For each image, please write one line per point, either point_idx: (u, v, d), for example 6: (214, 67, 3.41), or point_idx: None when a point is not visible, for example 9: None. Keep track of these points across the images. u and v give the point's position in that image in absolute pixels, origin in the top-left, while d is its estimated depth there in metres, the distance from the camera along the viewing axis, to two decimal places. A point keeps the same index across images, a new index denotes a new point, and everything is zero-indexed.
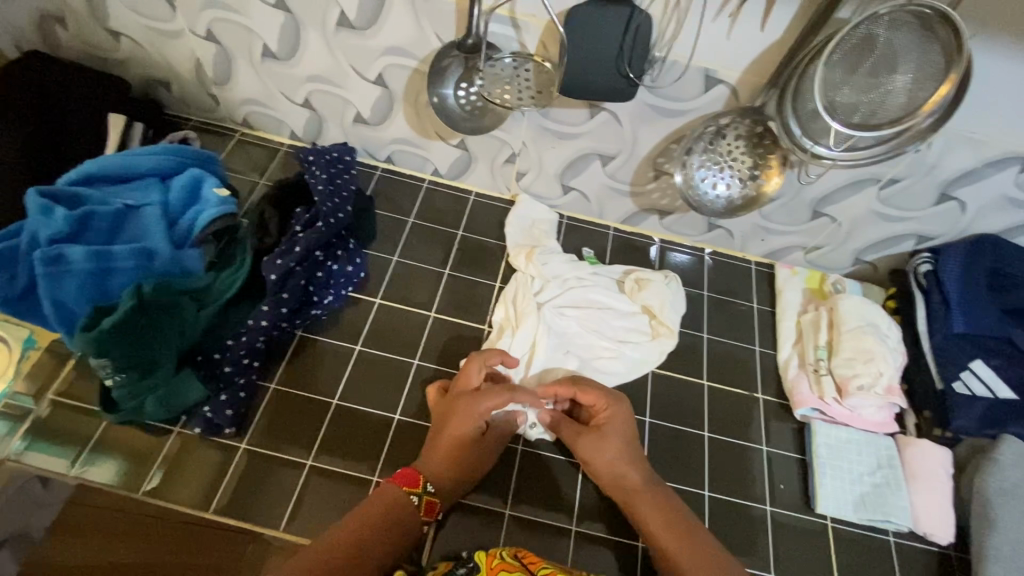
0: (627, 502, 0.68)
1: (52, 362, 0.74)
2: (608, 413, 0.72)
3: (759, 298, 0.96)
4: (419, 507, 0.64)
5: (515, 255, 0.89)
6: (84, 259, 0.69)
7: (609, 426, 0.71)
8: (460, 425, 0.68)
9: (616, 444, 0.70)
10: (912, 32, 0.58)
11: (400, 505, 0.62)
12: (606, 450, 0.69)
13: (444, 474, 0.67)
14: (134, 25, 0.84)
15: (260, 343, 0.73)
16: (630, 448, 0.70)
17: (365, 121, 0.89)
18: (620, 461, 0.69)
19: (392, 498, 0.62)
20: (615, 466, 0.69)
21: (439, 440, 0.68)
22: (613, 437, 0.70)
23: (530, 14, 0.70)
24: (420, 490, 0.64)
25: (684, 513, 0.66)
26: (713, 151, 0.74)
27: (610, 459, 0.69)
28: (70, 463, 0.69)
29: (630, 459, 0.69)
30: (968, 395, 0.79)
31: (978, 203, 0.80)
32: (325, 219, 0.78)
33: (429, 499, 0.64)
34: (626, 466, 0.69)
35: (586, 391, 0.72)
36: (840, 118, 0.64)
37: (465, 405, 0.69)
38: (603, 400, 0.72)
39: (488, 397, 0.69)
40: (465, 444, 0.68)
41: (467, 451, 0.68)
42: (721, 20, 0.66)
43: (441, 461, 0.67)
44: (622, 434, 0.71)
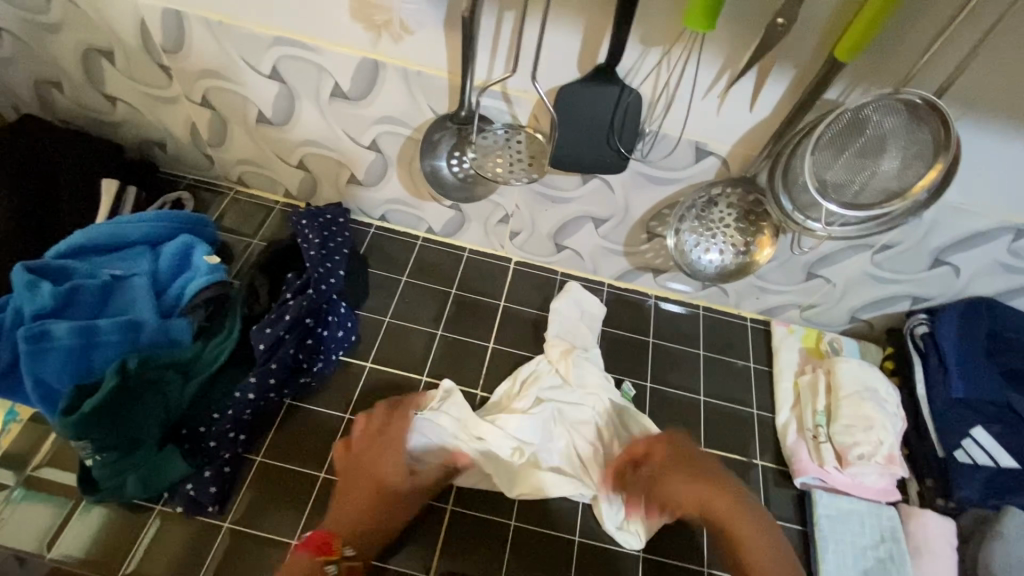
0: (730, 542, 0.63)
1: (32, 434, 0.72)
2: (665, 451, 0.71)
3: (755, 356, 0.94)
4: (336, 573, 0.62)
5: (552, 342, 0.85)
6: (68, 334, 0.67)
7: (672, 456, 0.71)
8: (381, 462, 0.70)
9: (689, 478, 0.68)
10: (901, 117, 0.58)
11: (315, 574, 0.60)
12: (684, 487, 0.67)
13: (363, 526, 0.66)
14: (129, 90, 0.84)
15: (246, 415, 0.71)
16: (701, 474, 0.68)
17: (359, 182, 0.89)
18: (693, 490, 0.67)
19: (304, 565, 0.60)
20: (699, 495, 0.66)
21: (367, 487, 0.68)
22: (681, 471, 0.69)
23: (521, 90, 0.69)
24: (336, 559, 0.62)
25: (764, 529, 0.64)
26: (705, 219, 0.75)
27: (689, 490, 0.67)
28: (44, 546, 0.65)
29: (707, 483, 0.67)
30: (969, 465, 0.78)
31: (973, 268, 0.80)
32: (316, 286, 0.78)
33: (347, 565, 0.63)
34: (709, 489, 0.67)
35: (648, 444, 0.73)
36: (833, 199, 0.64)
37: (387, 449, 0.71)
38: (659, 444, 0.72)
39: (399, 444, 0.71)
40: (383, 494, 0.68)
41: (383, 501, 0.68)
42: (710, 99, 0.65)
43: (354, 513, 0.67)
44: (689, 465, 0.69)
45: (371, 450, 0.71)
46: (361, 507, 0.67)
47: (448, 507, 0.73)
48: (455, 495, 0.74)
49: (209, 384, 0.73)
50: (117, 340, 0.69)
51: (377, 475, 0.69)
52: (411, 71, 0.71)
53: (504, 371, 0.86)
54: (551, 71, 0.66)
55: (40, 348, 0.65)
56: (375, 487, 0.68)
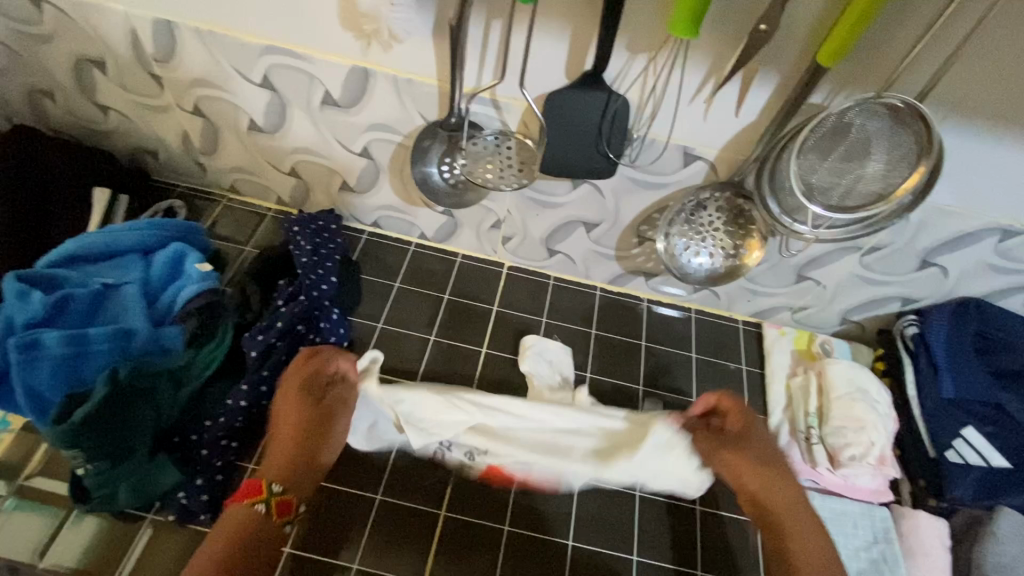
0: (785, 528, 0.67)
1: (22, 445, 0.72)
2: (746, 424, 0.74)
3: (748, 359, 0.95)
4: (268, 512, 0.60)
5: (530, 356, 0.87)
6: (59, 344, 0.66)
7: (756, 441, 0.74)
8: (292, 407, 0.68)
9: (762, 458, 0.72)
10: (883, 121, 0.59)
11: (247, 517, 0.59)
12: (767, 473, 0.71)
13: (286, 464, 0.64)
14: (121, 99, 0.84)
15: (239, 422, 0.71)
16: (769, 456, 0.72)
17: (351, 189, 0.89)
18: (779, 481, 0.71)
19: (240, 514, 0.59)
20: (774, 487, 0.70)
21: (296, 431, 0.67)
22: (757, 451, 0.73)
23: (510, 97, 0.70)
24: (264, 495, 0.60)
25: (806, 512, 0.69)
26: (694, 223, 0.75)
27: (761, 477, 0.71)
28: (33, 556, 0.65)
29: (779, 472, 0.71)
30: (961, 465, 0.78)
31: (961, 269, 0.81)
32: (308, 292, 0.78)
33: (279, 500, 0.61)
34: (785, 484, 0.70)
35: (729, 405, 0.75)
36: (819, 201, 0.64)
37: (295, 395, 0.69)
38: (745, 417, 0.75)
39: (298, 389, 0.69)
40: (305, 430, 0.67)
41: (293, 443, 0.66)
42: (697, 104, 0.66)
43: (283, 454, 0.65)
44: (766, 454, 0.73)
45: (289, 398, 0.69)
46: (290, 448, 0.66)
47: (441, 512, 0.73)
48: (449, 500, 0.74)
49: (201, 392, 0.72)
50: (109, 348, 0.69)
51: (291, 420, 0.67)
52: (400, 79, 0.71)
53: (497, 376, 0.86)
54: (540, 77, 0.67)
55: (30, 357, 0.65)
56: (302, 426, 0.67)
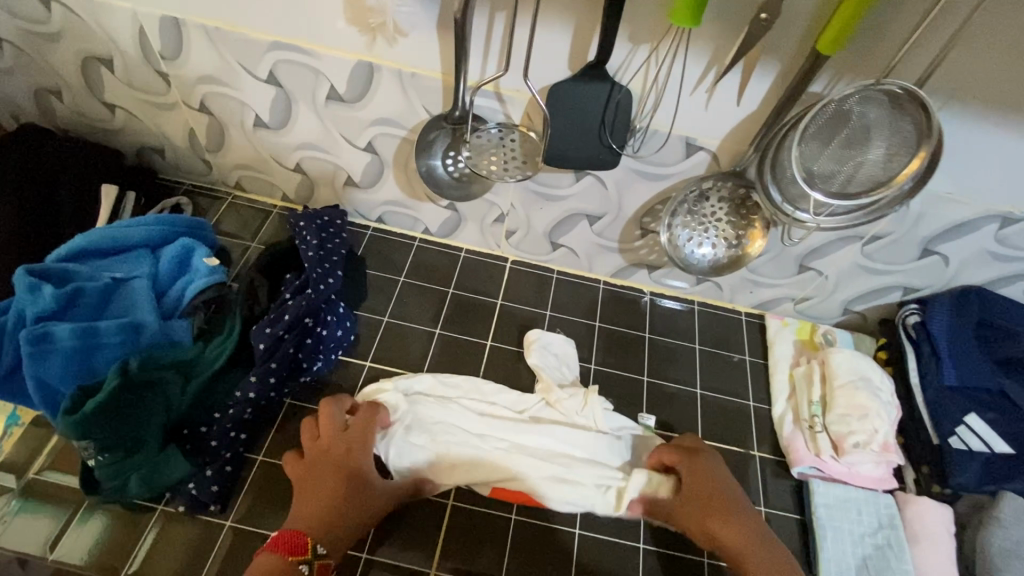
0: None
1: (33, 438, 0.73)
2: (685, 474, 0.71)
3: (751, 350, 0.96)
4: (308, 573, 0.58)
5: (535, 350, 0.87)
6: (70, 336, 0.67)
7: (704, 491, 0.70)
8: (336, 459, 0.67)
9: (710, 511, 0.68)
10: (882, 108, 0.59)
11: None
12: (714, 519, 0.68)
13: (320, 521, 0.63)
14: (128, 97, 0.85)
15: (247, 414, 0.71)
16: (724, 504, 0.69)
17: (356, 184, 0.90)
18: (727, 526, 0.67)
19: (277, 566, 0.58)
20: (728, 536, 0.67)
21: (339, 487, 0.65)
22: (702, 498, 0.69)
23: (514, 90, 0.71)
24: (308, 556, 0.59)
25: (769, 547, 0.66)
26: (697, 214, 0.76)
27: (715, 526, 0.67)
28: (46, 547, 0.66)
29: (727, 520, 0.67)
30: (964, 451, 0.79)
31: (961, 257, 0.81)
32: (315, 285, 0.78)
33: (320, 562, 0.60)
34: (737, 529, 0.67)
35: (666, 451, 0.73)
36: (820, 187, 0.65)
37: (340, 446, 0.68)
38: (678, 459, 0.72)
39: (344, 440, 0.69)
40: (348, 482, 0.66)
41: (342, 495, 0.65)
42: (698, 94, 0.67)
43: (319, 505, 0.64)
44: (711, 494, 0.70)
45: (329, 450, 0.68)
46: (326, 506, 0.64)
47: (449, 503, 0.74)
48: (456, 490, 0.75)
49: (210, 384, 0.73)
50: (119, 341, 0.69)
51: (336, 468, 0.66)
52: (405, 73, 0.72)
53: (502, 368, 0.87)
54: (543, 70, 0.67)
55: (42, 350, 0.66)
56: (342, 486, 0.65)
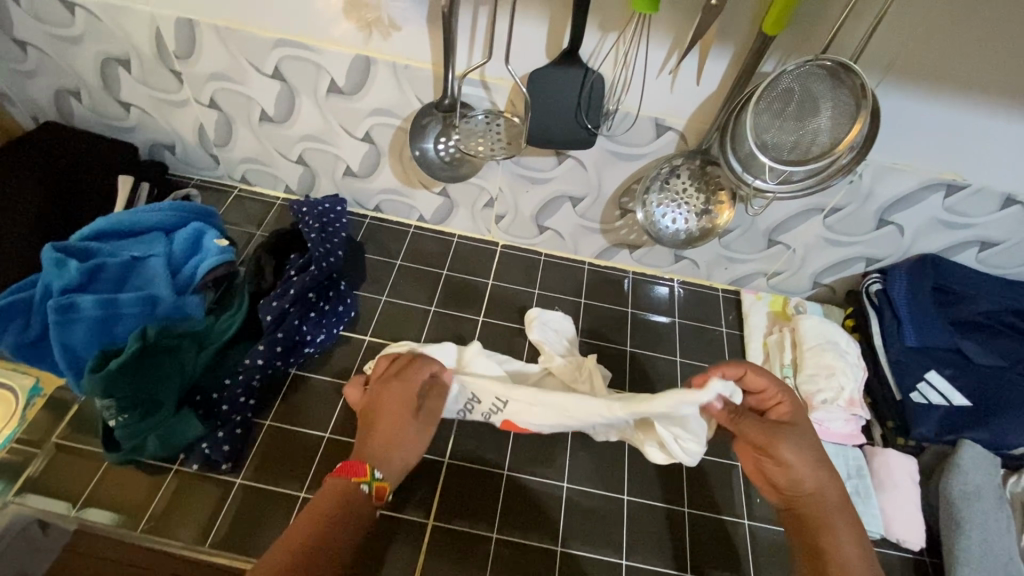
0: (820, 519, 0.65)
1: (56, 408, 0.78)
2: (785, 407, 0.71)
3: (728, 323, 1.02)
4: (370, 493, 0.64)
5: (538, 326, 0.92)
6: (93, 306, 0.73)
7: (803, 435, 0.68)
8: (397, 394, 0.71)
9: (813, 452, 0.68)
10: (823, 81, 0.67)
11: (353, 496, 0.63)
12: (803, 453, 0.67)
13: (387, 449, 0.68)
14: (143, 96, 0.92)
15: (254, 381, 0.76)
16: (818, 448, 0.68)
17: (355, 174, 0.97)
18: (817, 470, 0.66)
19: (344, 489, 0.63)
20: (817, 476, 0.66)
21: (392, 434, 0.69)
22: (804, 436, 0.68)
23: (498, 78, 0.78)
24: (369, 478, 0.65)
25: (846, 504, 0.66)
26: (669, 190, 0.83)
27: (805, 463, 0.67)
28: (70, 505, 0.71)
29: (828, 469, 0.67)
30: (924, 404, 0.84)
31: (914, 226, 0.88)
32: (318, 263, 0.85)
33: (379, 485, 0.65)
34: (825, 476, 0.66)
35: (761, 378, 0.71)
36: (771, 155, 0.72)
37: (396, 383, 0.72)
38: (779, 392, 0.71)
39: (407, 381, 0.72)
40: (405, 411, 0.70)
41: (404, 424, 0.70)
42: (663, 77, 0.74)
43: (382, 436, 0.69)
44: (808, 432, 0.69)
45: (388, 387, 0.72)
46: (376, 445, 0.68)
47: (445, 460, 0.79)
48: (451, 449, 0.80)
49: (221, 353, 0.79)
50: (137, 312, 0.75)
51: (397, 403, 0.71)
52: (399, 65, 0.79)
53: (493, 342, 0.93)
54: (523, 59, 0.75)
55: (68, 318, 0.72)
56: (397, 436, 0.69)
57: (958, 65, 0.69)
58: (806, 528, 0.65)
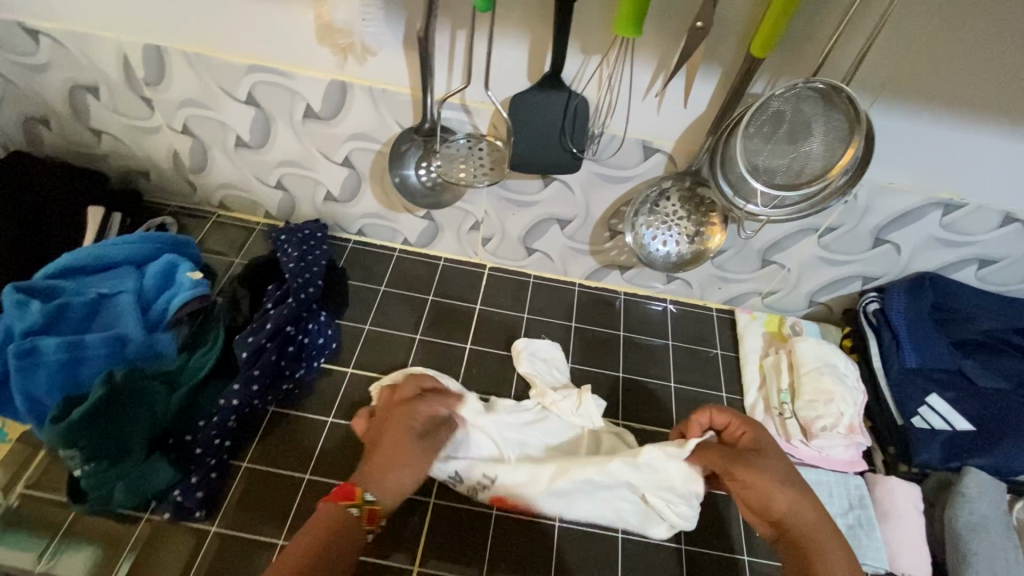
0: (801, 543, 0.61)
1: (24, 452, 0.73)
2: (750, 436, 0.70)
3: (723, 344, 0.99)
4: (359, 516, 0.61)
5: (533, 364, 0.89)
6: (56, 349, 0.70)
7: (771, 461, 0.66)
8: (400, 417, 0.70)
9: (783, 472, 0.65)
10: (814, 103, 0.64)
11: (341, 521, 0.59)
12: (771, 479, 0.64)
13: (382, 475, 0.64)
14: (114, 123, 0.89)
15: (231, 422, 0.73)
16: (789, 471, 0.65)
17: (336, 199, 0.94)
18: (790, 494, 0.63)
19: (336, 513, 0.60)
20: (792, 501, 0.63)
21: (392, 450, 0.66)
22: (774, 457, 0.67)
23: (479, 101, 0.75)
24: (358, 502, 0.61)
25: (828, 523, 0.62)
26: (658, 212, 0.80)
27: (779, 489, 0.64)
28: (36, 557, 0.67)
29: (800, 488, 0.63)
30: (927, 430, 0.82)
31: (911, 244, 0.86)
32: (296, 295, 0.81)
33: (370, 508, 0.62)
34: (802, 498, 0.63)
35: (722, 412, 0.72)
36: (762, 180, 0.70)
37: (406, 407, 0.71)
38: (740, 421, 0.71)
39: (420, 406, 0.72)
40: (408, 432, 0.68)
41: (402, 445, 0.67)
42: (650, 99, 0.72)
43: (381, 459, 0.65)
44: (780, 454, 0.67)
45: (394, 415, 0.70)
46: (375, 466, 0.65)
47: (432, 500, 0.76)
48: (437, 488, 0.77)
49: (194, 394, 0.75)
50: (104, 353, 0.72)
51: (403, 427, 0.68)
52: (376, 89, 0.76)
53: (481, 370, 0.90)
54: (504, 82, 0.72)
55: (30, 363, 0.69)
56: (400, 454, 0.66)
57: (953, 84, 0.67)
58: (793, 556, 0.61)
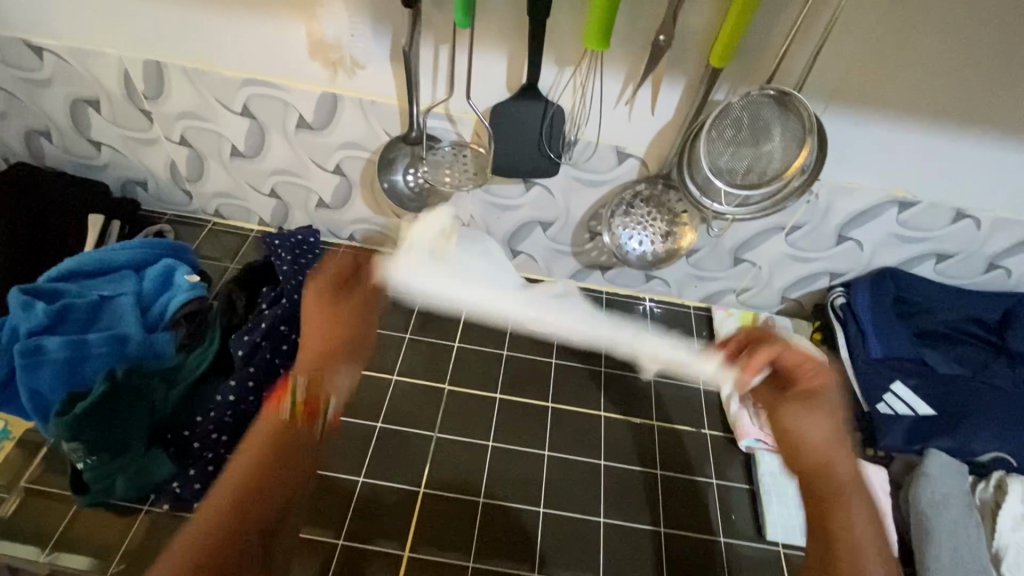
0: (825, 504, 0.52)
1: (26, 451, 0.76)
2: (822, 379, 0.56)
3: (700, 339, 1.03)
4: (294, 420, 0.52)
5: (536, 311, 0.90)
6: (60, 348, 0.73)
7: (818, 421, 0.55)
8: (314, 326, 0.57)
9: (830, 429, 0.54)
10: (771, 108, 0.69)
11: (280, 424, 0.52)
12: (819, 425, 0.54)
13: (313, 350, 0.56)
14: (113, 134, 0.93)
15: (227, 417, 0.76)
16: (841, 430, 0.55)
17: (327, 205, 0.98)
18: (829, 441, 0.54)
19: (271, 424, 0.52)
20: (828, 448, 0.53)
21: (316, 331, 0.57)
22: (830, 409, 0.55)
23: (462, 111, 0.80)
24: (290, 399, 0.53)
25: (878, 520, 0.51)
26: (632, 215, 0.85)
27: (821, 437, 0.54)
28: (40, 550, 0.69)
29: (843, 447, 0.54)
30: (891, 415, 0.87)
31: (873, 241, 0.91)
32: (290, 296, 0.85)
33: (306, 406, 0.53)
34: (838, 450, 0.54)
35: (792, 352, 0.58)
36: (725, 180, 0.75)
37: (324, 322, 0.57)
38: (813, 362, 0.57)
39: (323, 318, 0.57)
40: (328, 324, 0.57)
41: (329, 314, 0.58)
42: (621, 108, 0.77)
43: (314, 329, 0.57)
44: (837, 407, 0.56)
45: (313, 303, 0.58)
46: (312, 351, 0.56)
47: (420, 490, 0.79)
48: (427, 478, 0.81)
49: (192, 389, 0.79)
50: (107, 352, 0.76)
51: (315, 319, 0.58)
52: (365, 101, 0.81)
53: (468, 367, 0.93)
54: (485, 93, 0.77)
55: (34, 361, 0.72)
56: (330, 311, 0.58)
57: (896, 91, 0.73)
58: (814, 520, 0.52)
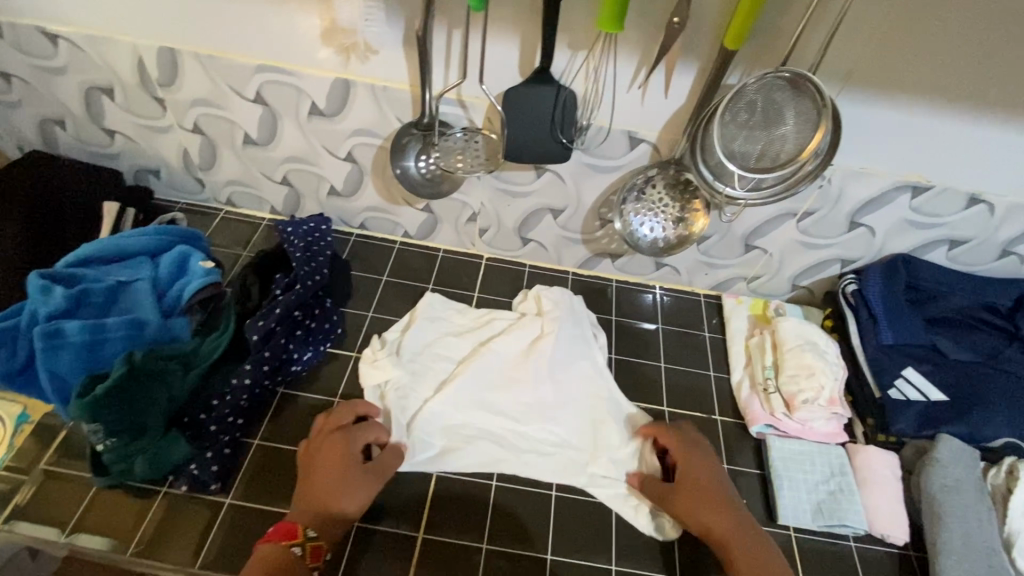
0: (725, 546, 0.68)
1: (47, 434, 0.78)
2: (688, 459, 0.76)
3: (711, 327, 1.04)
4: (303, 555, 0.63)
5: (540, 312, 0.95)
6: (79, 331, 0.74)
7: (700, 474, 0.74)
8: (327, 481, 0.69)
9: (706, 492, 0.73)
10: (785, 91, 0.69)
11: (284, 559, 0.62)
12: (690, 499, 0.72)
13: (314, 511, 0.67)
14: (126, 123, 0.94)
15: (243, 401, 0.77)
16: (715, 487, 0.73)
17: (339, 193, 0.99)
18: (705, 510, 0.71)
19: (278, 555, 0.62)
20: (703, 517, 0.71)
21: (339, 484, 0.69)
22: (702, 475, 0.74)
23: (474, 97, 0.81)
24: (300, 540, 0.64)
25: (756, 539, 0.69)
26: (645, 200, 0.85)
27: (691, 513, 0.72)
28: (60, 531, 0.70)
29: (720, 505, 0.71)
30: (902, 401, 0.87)
31: (884, 227, 0.91)
32: (303, 282, 0.86)
33: (312, 545, 0.64)
34: (722, 513, 0.70)
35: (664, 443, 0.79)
36: (738, 164, 0.75)
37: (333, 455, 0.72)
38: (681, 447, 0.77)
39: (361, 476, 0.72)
40: (341, 465, 0.71)
41: (346, 470, 0.70)
42: (634, 91, 0.77)
43: (315, 503, 0.68)
44: (705, 465, 0.75)
45: (323, 451, 0.72)
46: (323, 493, 0.68)
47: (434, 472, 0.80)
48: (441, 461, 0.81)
49: (208, 373, 0.80)
50: (124, 335, 0.77)
51: (334, 457, 0.71)
52: (377, 87, 0.81)
53: None
54: (497, 78, 0.78)
55: (54, 344, 0.73)
56: (340, 472, 0.70)
57: (910, 74, 0.72)
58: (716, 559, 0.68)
